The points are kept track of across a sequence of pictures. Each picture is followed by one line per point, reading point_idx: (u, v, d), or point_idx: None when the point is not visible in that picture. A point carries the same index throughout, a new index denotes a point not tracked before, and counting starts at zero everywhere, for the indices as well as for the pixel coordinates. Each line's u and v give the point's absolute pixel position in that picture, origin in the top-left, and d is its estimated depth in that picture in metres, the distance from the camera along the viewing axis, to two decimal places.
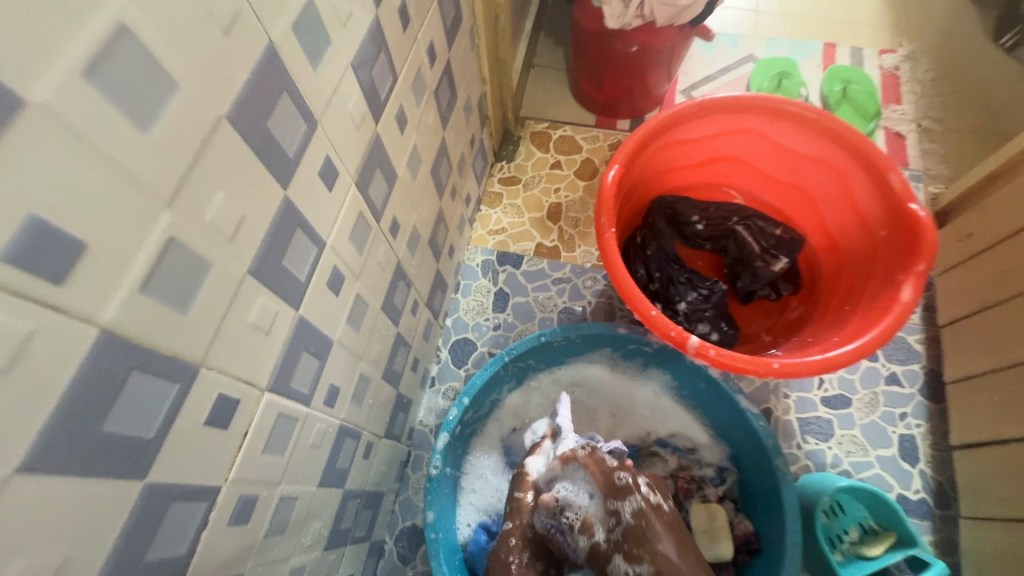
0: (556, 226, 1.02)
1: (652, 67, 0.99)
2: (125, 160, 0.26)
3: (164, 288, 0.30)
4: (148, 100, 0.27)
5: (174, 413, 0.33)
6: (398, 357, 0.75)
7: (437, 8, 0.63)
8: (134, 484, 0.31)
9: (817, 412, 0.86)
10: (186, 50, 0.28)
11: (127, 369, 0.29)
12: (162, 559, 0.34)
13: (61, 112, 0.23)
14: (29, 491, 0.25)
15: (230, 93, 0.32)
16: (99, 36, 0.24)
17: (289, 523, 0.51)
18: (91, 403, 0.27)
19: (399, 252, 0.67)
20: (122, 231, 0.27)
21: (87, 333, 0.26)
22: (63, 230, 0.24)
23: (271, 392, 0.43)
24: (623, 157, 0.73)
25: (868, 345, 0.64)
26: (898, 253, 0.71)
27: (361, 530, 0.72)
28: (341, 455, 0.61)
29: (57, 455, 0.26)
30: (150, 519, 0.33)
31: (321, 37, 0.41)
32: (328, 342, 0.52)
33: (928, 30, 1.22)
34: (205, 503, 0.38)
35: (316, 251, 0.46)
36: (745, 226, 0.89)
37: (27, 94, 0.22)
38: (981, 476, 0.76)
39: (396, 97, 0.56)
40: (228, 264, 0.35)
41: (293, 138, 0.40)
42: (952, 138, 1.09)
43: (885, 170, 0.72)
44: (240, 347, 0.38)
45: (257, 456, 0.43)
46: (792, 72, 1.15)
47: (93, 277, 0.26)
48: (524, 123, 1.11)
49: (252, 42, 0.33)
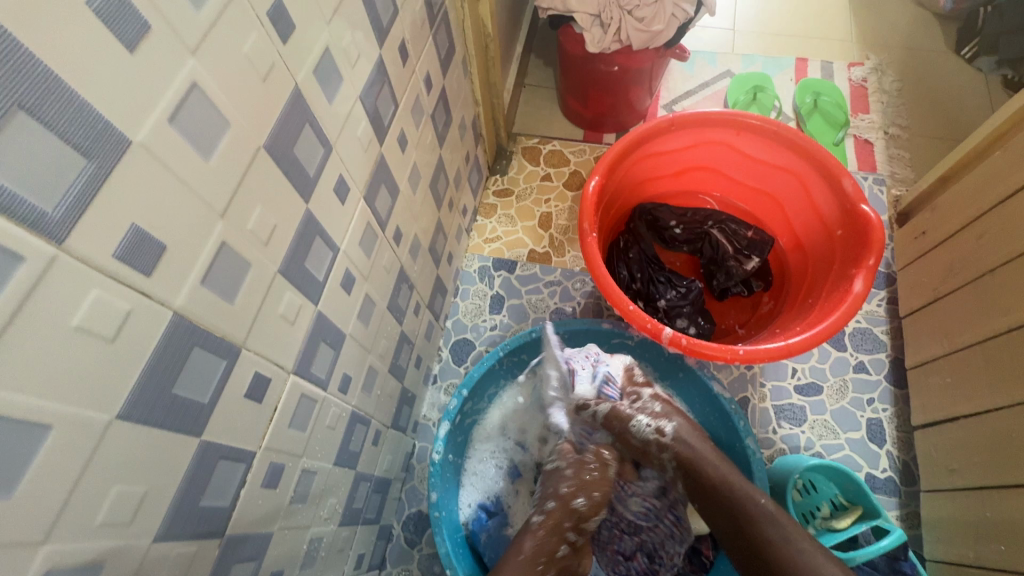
0: (546, 233, 1.10)
1: (632, 85, 1.07)
2: (193, 182, 0.34)
3: (218, 282, 0.39)
4: (209, 135, 0.35)
5: (222, 384, 0.41)
6: (403, 353, 0.82)
7: (432, 43, 0.72)
8: (193, 439, 0.39)
9: (791, 399, 0.93)
10: (235, 96, 0.37)
11: (190, 345, 0.37)
12: (211, 506, 0.42)
13: (154, 149, 0.31)
14: (122, 434, 0.33)
15: (267, 127, 0.41)
16: (178, 91, 0.32)
17: (309, 493, 0.58)
18: (165, 369, 0.35)
19: (402, 257, 0.75)
20: (190, 237, 0.35)
21: (165, 314, 0.34)
22: (152, 235, 0.32)
23: (295, 374, 0.51)
24: (602, 168, 0.81)
25: (824, 332, 0.71)
26: (853, 249, 0.78)
27: (371, 512, 0.79)
28: (353, 438, 0.68)
29: (141, 409, 0.34)
30: (204, 470, 0.41)
31: (335, 76, 0.49)
32: (342, 335, 0.60)
33: (896, 41, 1.28)
34: (243, 463, 0.45)
35: (332, 255, 0.54)
36: (719, 229, 0.96)
37: (134, 136, 0.30)
38: (936, 451, 0.84)
39: (398, 121, 0.64)
40: (264, 264, 0.43)
41: (314, 161, 0.48)
42: (916, 143, 1.17)
43: (839, 175, 0.80)
44: (272, 334, 0.46)
45: (284, 429, 0.51)
46: (766, 86, 1.22)
47: (169, 271, 0.34)
48: (516, 139, 1.20)
49: (283, 85, 0.42)
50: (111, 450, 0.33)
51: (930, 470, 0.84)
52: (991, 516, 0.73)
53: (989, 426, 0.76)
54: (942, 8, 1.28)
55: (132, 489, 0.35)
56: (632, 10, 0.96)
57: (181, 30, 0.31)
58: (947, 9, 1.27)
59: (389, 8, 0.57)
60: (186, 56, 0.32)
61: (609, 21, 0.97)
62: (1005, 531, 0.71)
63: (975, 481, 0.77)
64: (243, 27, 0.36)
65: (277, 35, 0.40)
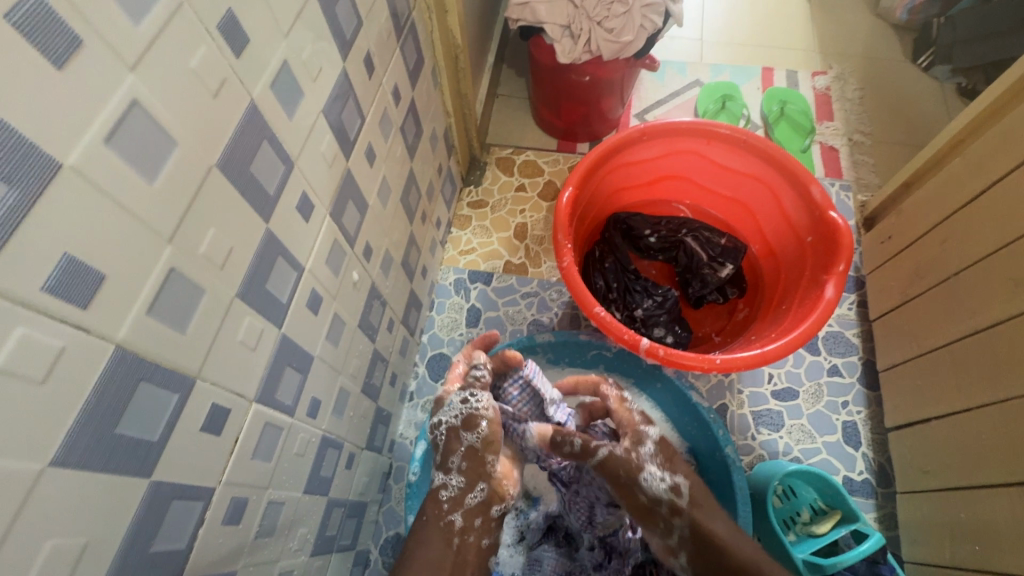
0: (522, 244, 1.09)
1: (604, 95, 1.07)
2: (133, 205, 0.32)
3: (167, 311, 0.36)
4: (155, 157, 0.33)
5: (175, 418, 0.39)
6: (376, 372, 0.80)
7: (400, 55, 0.70)
8: (141, 480, 0.36)
9: (769, 405, 0.93)
10: (184, 115, 0.35)
11: (137, 380, 0.35)
12: (164, 550, 0.39)
13: (86, 171, 0.29)
14: (56, 482, 0.30)
15: (220, 146, 0.39)
16: (116, 110, 0.30)
17: (276, 526, 0.55)
18: (107, 409, 0.33)
19: (373, 273, 0.73)
20: (133, 265, 0.33)
21: (104, 349, 0.32)
22: (89, 265, 0.30)
23: (258, 402, 0.48)
24: (576, 179, 0.81)
25: (797, 339, 0.71)
26: (823, 256, 0.79)
27: (346, 539, 0.76)
28: (324, 464, 0.66)
29: (78, 452, 0.32)
30: (156, 513, 0.38)
31: (295, 91, 0.47)
32: (309, 356, 0.57)
33: (857, 51, 1.32)
34: (201, 502, 0.43)
35: (296, 275, 0.52)
36: (693, 237, 0.97)
37: (63, 159, 0.28)
38: (908, 453, 0.85)
39: (365, 135, 0.63)
40: (220, 289, 0.41)
41: (273, 178, 0.46)
42: (879, 149, 1.20)
43: (807, 182, 0.82)
44: (230, 362, 0.44)
45: (247, 462, 0.48)
46: (734, 94, 1.24)
47: (108, 303, 0.32)
48: (490, 149, 1.19)
49: (238, 100, 0.40)
50: (47, 498, 0.30)
51: (905, 472, 0.85)
52: (966, 517, 0.75)
53: (962, 429, 0.77)
54: (897, 18, 1.33)
55: (70, 540, 0.32)
56: (601, 21, 0.96)
57: (117, 46, 0.30)
58: (902, 20, 1.32)
59: (352, 19, 0.55)
60: (124, 74, 0.30)
61: (579, 32, 0.97)
62: (980, 531, 0.73)
63: (950, 481, 0.78)
64: (189, 41, 0.34)
65: (229, 50, 0.38)
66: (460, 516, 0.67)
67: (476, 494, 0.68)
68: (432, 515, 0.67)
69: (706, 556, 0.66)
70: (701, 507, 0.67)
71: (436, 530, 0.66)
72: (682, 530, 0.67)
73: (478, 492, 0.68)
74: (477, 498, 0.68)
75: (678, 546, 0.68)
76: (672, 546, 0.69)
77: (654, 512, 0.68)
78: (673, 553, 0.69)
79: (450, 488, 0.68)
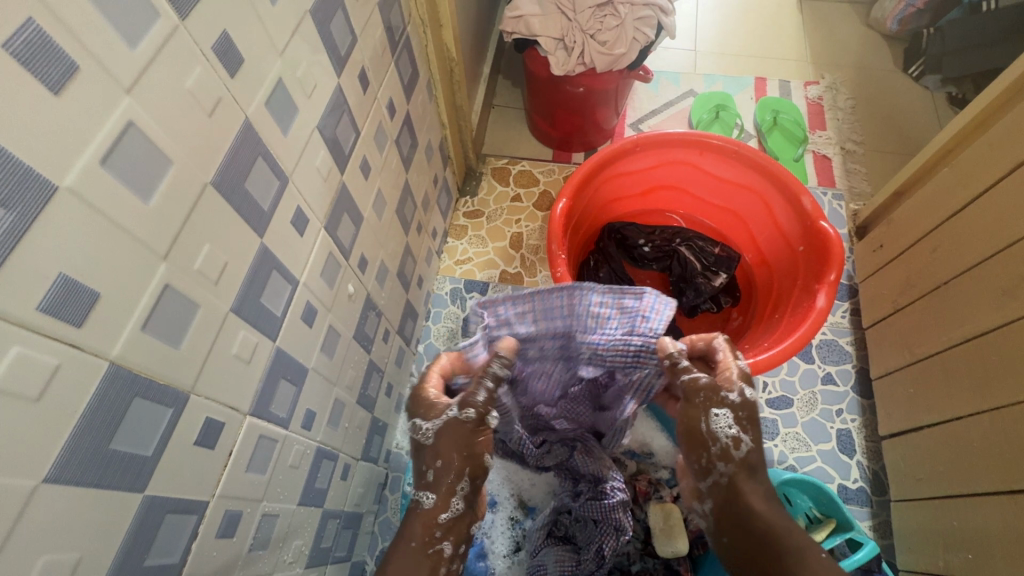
0: (518, 253, 1.10)
1: (599, 105, 1.08)
2: (128, 224, 0.33)
3: (162, 327, 0.37)
4: (151, 176, 0.34)
5: (169, 432, 0.39)
6: (372, 383, 0.80)
7: (395, 69, 0.71)
8: (134, 495, 0.37)
9: (763, 413, 0.94)
10: (179, 133, 0.36)
11: (131, 396, 0.35)
12: (157, 564, 0.40)
13: (82, 192, 0.30)
14: (50, 498, 0.31)
15: (215, 163, 0.39)
16: (112, 131, 0.31)
17: (271, 539, 0.55)
18: (101, 425, 0.33)
19: (369, 285, 0.73)
20: (128, 283, 0.34)
21: (100, 365, 0.33)
22: (85, 285, 0.31)
23: (253, 415, 0.49)
24: (569, 190, 0.81)
25: (788, 349, 0.72)
26: (815, 264, 0.80)
27: (341, 550, 0.76)
28: (319, 475, 0.66)
29: (73, 468, 0.32)
30: (149, 527, 0.38)
31: (289, 107, 0.48)
32: (303, 369, 0.57)
33: (848, 61, 1.34)
34: (195, 516, 0.43)
35: (291, 288, 0.52)
36: (687, 246, 0.97)
37: (59, 182, 0.29)
38: (902, 461, 0.85)
39: (360, 148, 0.64)
40: (214, 304, 0.42)
41: (267, 194, 0.46)
42: (872, 158, 1.21)
43: (799, 192, 0.83)
44: (225, 375, 0.44)
45: (241, 474, 0.48)
46: (727, 105, 1.25)
47: (103, 321, 0.32)
48: (485, 160, 1.20)
49: (233, 118, 0.41)
50: (40, 515, 0.30)
51: (899, 481, 0.86)
52: (959, 525, 0.75)
53: (954, 437, 0.77)
54: (887, 29, 1.35)
55: (63, 555, 0.32)
56: (594, 34, 0.98)
57: (113, 69, 0.30)
58: (893, 30, 1.34)
59: (347, 35, 0.56)
60: (120, 96, 0.31)
61: (573, 44, 0.98)
62: (973, 539, 0.73)
63: (943, 489, 0.78)
64: (185, 62, 0.35)
65: (224, 69, 0.39)
66: (451, 543, 0.60)
67: (450, 514, 0.59)
68: (420, 542, 0.58)
69: (732, 514, 0.59)
70: (747, 469, 0.59)
71: (422, 558, 0.58)
72: (721, 477, 0.60)
73: (456, 506, 0.60)
74: (454, 514, 0.59)
75: (709, 491, 0.61)
76: (700, 489, 0.62)
77: (702, 449, 0.60)
78: (700, 497, 0.63)
79: (450, 511, 0.59)
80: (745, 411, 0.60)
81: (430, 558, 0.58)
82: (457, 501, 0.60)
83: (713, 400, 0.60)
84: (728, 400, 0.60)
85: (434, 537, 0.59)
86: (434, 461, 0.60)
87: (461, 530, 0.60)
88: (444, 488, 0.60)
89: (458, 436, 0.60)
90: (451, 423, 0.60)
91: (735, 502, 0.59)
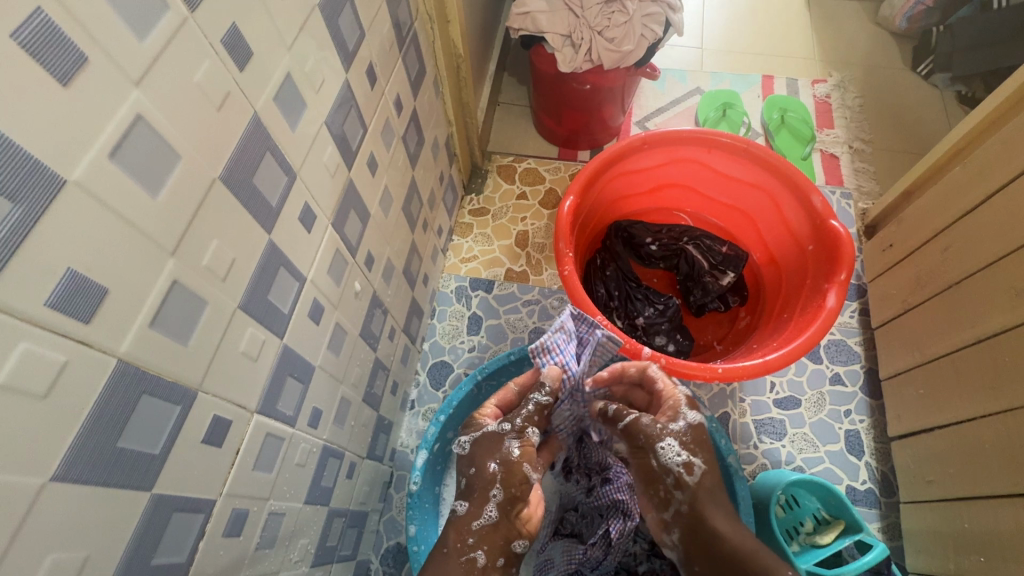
0: (523, 251, 1.09)
1: (605, 102, 1.07)
2: (136, 219, 0.32)
3: (170, 324, 0.37)
4: (158, 171, 0.34)
5: (177, 430, 0.38)
6: (377, 381, 0.80)
7: (402, 65, 0.71)
8: (142, 493, 0.36)
9: (771, 413, 0.93)
10: (188, 128, 0.35)
11: (138, 393, 0.35)
12: (165, 563, 0.39)
13: (90, 186, 0.29)
14: (57, 497, 0.30)
15: (223, 159, 0.39)
16: (120, 124, 0.30)
17: (277, 537, 0.55)
18: (108, 423, 0.33)
19: (375, 282, 0.73)
20: (136, 280, 0.33)
21: (107, 363, 0.32)
22: (92, 280, 0.30)
23: (260, 413, 0.48)
24: (576, 188, 0.81)
25: (798, 349, 0.71)
26: (825, 263, 0.79)
27: (347, 549, 0.76)
28: (325, 473, 0.65)
29: (81, 466, 0.32)
30: (156, 526, 0.38)
31: (298, 102, 0.47)
32: (310, 367, 0.57)
33: (857, 59, 1.33)
34: (202, 514, 0.42)
35: (298, 285, 0.52)
36: (694, 245, 0.96)
37: (67, 175, 0.28)
38: (912, 462, 0.85)
39: (367, 145, 0.63)
40: (221, 300, 0.41)
41: (275, 190, 0.46)
42: (881, 156, 1.20)
43: (809, 191, 0.82)
44: (232, 373, 0.44)
45: (248, 472, 0.48)
46: (734, 103, 1.24)
47: (110, 318, 0.32)
48: (491, 157, 1.20)
49: (241, 113, 0.40)
50: (47, 514, 0.30)
51: (909, 483, 0.85)
52: (970, 528, 0.74)
53: (964, 439, 0.77)
54: (896, 26, 1.33)
55: (71, 554, 0.32)
56: (602, 31, 0.97)
57: (121, 61, 0.30)
58: (902, 28, 1.32)
59: (355, 30, 0.55)
60: (129, 89, 0.30)
61: (580, 42, 0.97)
62: (984, 542, 0.72)
63: (954, 492, 0.77)
64: (194, 55, 0.34)
65: (233, 63, 0.38)
66: (484, 553, 0.58)
67: (488, 518, 0.59)
68: (452, 549, 0.58)
69: (698, 538, 0.58)
70: (706, 492, 0.60)
71: (454, 566, 0.56)
72: (681, 506, 0.60)
73: (490, 514, 0.60)
74: (487, 522, 0.59)
75: (673, 521, 0.61)
76: (665, 520, 0.62)
77: (659, 482, 0.61)
78: (666, 528, 0.62)
79: (481, 518, 0.59)
80: (693, 437, 0.62)
81: (463, 565, 0.57)
82: (491, 509, 0.60)
83: (660, 432, 0.63)
84: (669, 431, 0.63)
85: (466, 544, 0.58)
86: (469, 468, 0.63)
87: (496, 541, 0.59)
88: (478, 495, 0.61)
89: (498, 446, 0.64)
90: (489, 434, 0.66)
91: (698, 526, 0.59)
